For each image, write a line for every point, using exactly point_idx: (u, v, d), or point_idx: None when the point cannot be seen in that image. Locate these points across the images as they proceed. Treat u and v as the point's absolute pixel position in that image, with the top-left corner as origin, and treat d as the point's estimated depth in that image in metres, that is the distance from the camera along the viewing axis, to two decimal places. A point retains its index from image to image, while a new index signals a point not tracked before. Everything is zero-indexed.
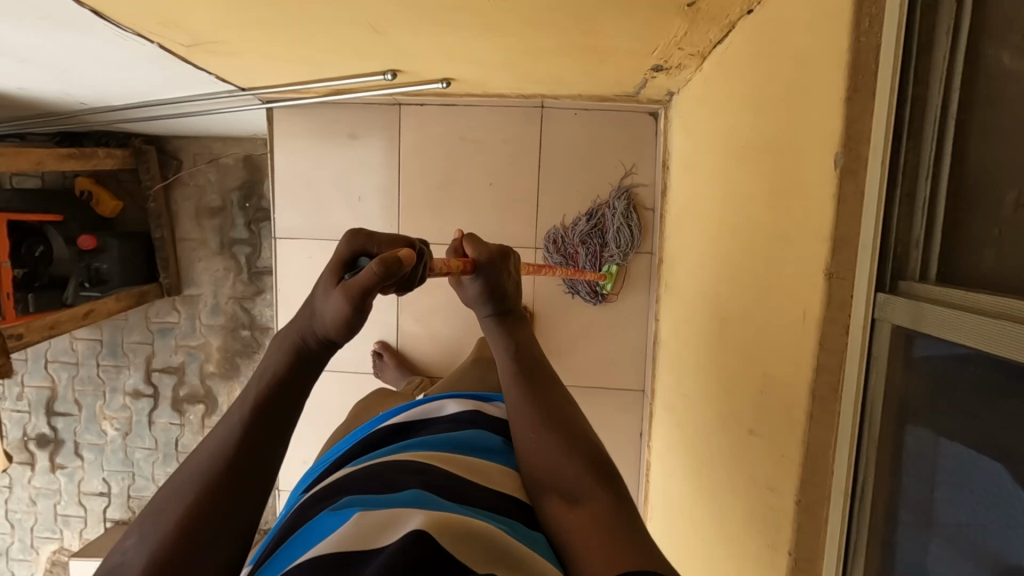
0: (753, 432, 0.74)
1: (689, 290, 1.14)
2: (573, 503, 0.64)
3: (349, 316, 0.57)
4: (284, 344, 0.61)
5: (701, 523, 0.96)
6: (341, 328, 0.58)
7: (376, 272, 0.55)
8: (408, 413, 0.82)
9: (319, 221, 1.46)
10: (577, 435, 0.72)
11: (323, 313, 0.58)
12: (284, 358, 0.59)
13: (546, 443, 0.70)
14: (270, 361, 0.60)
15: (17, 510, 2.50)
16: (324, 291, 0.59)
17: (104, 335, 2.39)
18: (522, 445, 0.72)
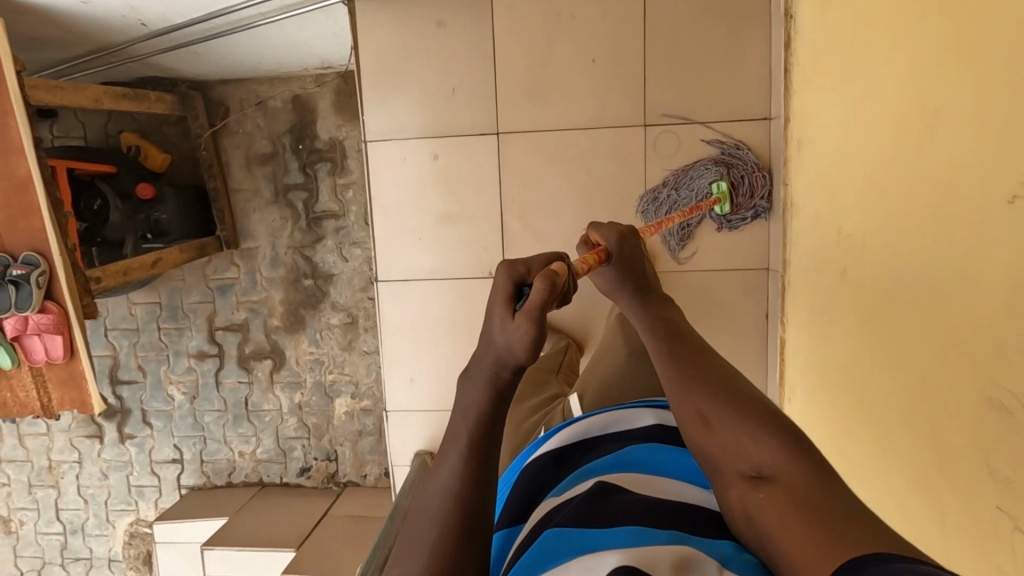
0: (1017, 198, 0.66)
1: (838, 128, 1.06)
2: (759, 483, 0.59)
3: (537, 337, 0.56)
4: (482, 386, 0.59)
5: (904, 353, 0.89)
6: (527, 353, 0.57)
7: (546, 286, 0.57)
8: (575, 432, 0.82)
9: (411, 119, 1.39)
10: (724, 382, 0.68)
11: (504, 333, 0.58)
12: (484, 393, 0.58)
13: (717, 418, 0.65)
14: (469, 399, 0.59)
15: (90, 485, 2.46)
16: (500, 321, 0.58)
17: (163, 298, 2.32)
18: (690, 434, 0.68)
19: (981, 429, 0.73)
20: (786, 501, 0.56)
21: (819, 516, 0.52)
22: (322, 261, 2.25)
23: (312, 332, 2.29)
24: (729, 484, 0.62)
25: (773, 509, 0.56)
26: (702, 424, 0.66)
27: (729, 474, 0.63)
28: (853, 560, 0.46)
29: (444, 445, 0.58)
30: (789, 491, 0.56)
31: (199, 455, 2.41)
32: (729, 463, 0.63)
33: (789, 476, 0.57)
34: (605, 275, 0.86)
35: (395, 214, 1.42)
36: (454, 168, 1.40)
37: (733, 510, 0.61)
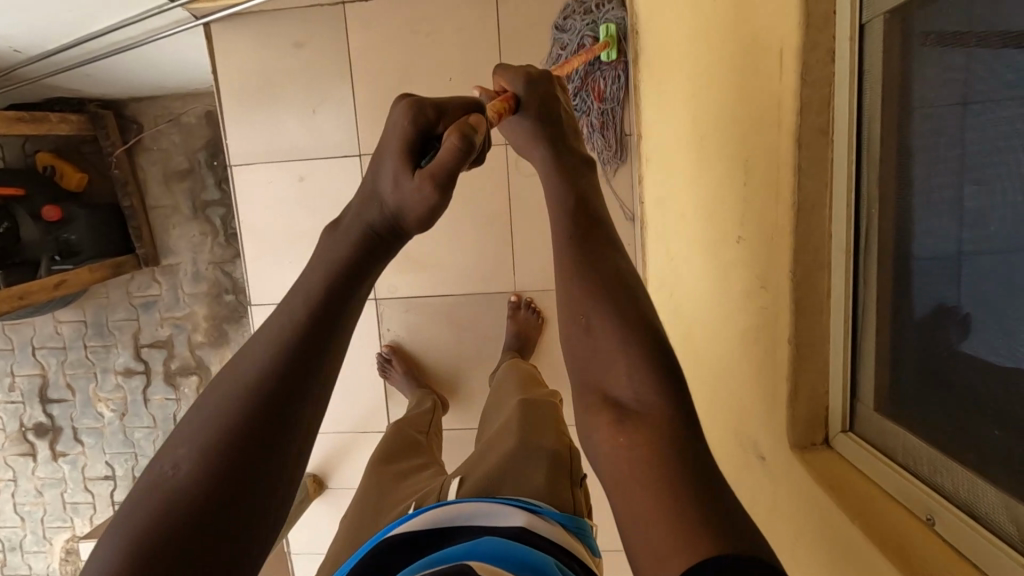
0: (742, 237, 0.64)
1: (663, 148, 1.04)
2: (620, 416, 0.49)
3: (434, 204, 0.55)
4: (356, 231, 0.57)
5: (700, 381, 0.88)
6: (417, 215, 0.57)
7: (456, 144, 0.52)
8: (436, 518, 0.70)
9: (274, 141, 1.38)
10: (621, 294, 0.54)
11: (403, 196, 0.55)
12: (349, 250, 0.55)
13: (600, 322, 0.53)
14: (337, 249, 0.56)
15: (25, 503, 2.47)
16: (398, 177, 0.56)
17: (88, 316, 2.33)
18: (564, 332, 0.56)
19: (734, 468, 0.72)
20: (646, 449, 0.46)
21: (677, 481, 0.44)
22: (242, 277, 2.24)
23: (236, 348, 2.30)
24: (587, 408, 0.52)
25: (627, 461, 0.47)
26: (577, 321, 0.54)
27: (595, 394, 0.52)
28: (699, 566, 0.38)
29: (237, 371, 0.49)
30: (648, 448, 0.46)
31: (131, 471, 2.42)
32: (593, 373, 0.53)
33: (659, 418, 0.47)
34: (520, 130, 0.71)
35: (263, 236, 1.41)
36: (320, 190, 1.39)
37: (587, 433, 0.51)
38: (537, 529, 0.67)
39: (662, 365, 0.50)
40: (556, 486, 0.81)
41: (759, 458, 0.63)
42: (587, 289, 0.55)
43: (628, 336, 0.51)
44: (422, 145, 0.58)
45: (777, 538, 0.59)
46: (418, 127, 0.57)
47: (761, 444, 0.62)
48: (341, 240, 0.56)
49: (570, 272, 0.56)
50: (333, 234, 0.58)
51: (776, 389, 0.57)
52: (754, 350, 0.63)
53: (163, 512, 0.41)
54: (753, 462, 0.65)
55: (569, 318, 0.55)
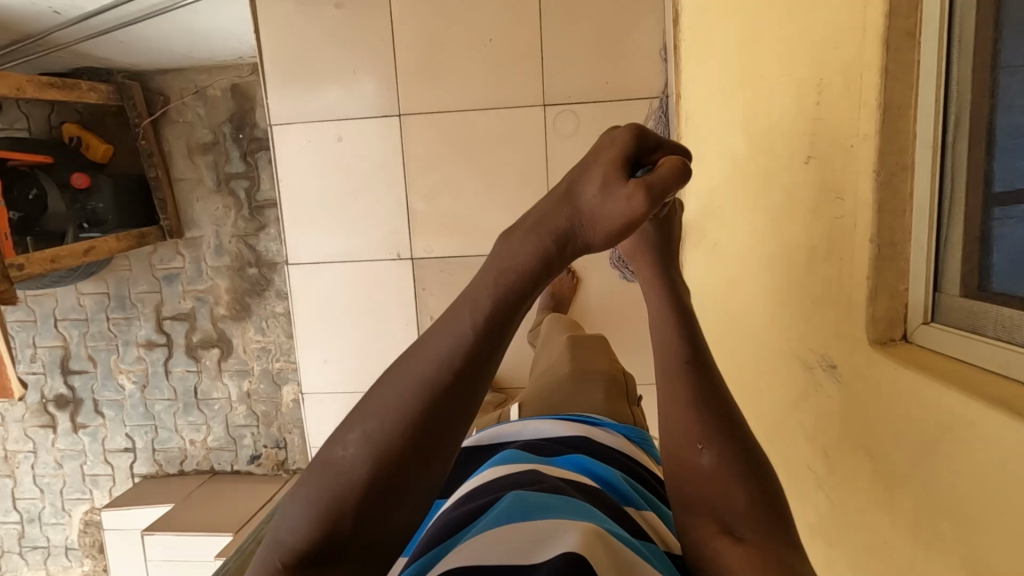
0: (811, 159, 0.67)
1: (709, 102, 1.06)
2: (734, 539, 0.52)
3: (638, 224, 0.47)
4: (536, 243, 0.48)
5: (749, 320, 0.90)
6: (610, 231, 0.48)
7: (676, 169, 0.47)
8: (491, 432, 0.73)
9: (313, 102, 1.39)
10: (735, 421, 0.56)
11: (606, 203, 0.48)
12: (526, 264, 0.47)
13: (711, 446, 0.54)
14: (511, 259, 0.47)
15: (45, 474, 2.48)
16: (601, 185, 0.48)
17: (110, 288, 2.34)
18: (673, 453, 0.57)
19: (796, 388, 0.74)
20: (762, 566, 0.49)
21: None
22: (265, 250, 2.26)
23: (258, 321, 2.31)
24: (693, 513, 0.55)
25: (744, 567, 0.50)
26: (692, 431, 0.55)
27: (704, 509, 0.54)
28: None
29: (386, 387, 0.44)
30: (762, 564, 0.49)
31: (151, 443, 2.43)
32: (700, 481, 0.55)
33: (769, 546, 0.51)
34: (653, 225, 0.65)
35: (301, 196, 1.43)
36: (359, 150, 1.40)
37: (695, 546, 0.54)
38: (601, 438, 0.68)
39: (760, 476, 0.54)
40: (614, 402, 0.81)
41: (828, 367, 0.65)
42: (700, 404, 0.56)
43: (741, 463, 0.54)
44: (636, 159, 0.50)
45: (855, 438, 0.61)
46: (640, 142, 0.50)
47: (831, 354, 0.64)
48: (518, 245, 0.48)
49: (681, 386, 0.57)
50: (508, 238, 0.49)
51: (852, 294, 0.59)
52: (825, 265, 0.65)
53: (320, 513, 0.42)
54: (820, 373, 0.67)
55: (689, 442, 0.56)
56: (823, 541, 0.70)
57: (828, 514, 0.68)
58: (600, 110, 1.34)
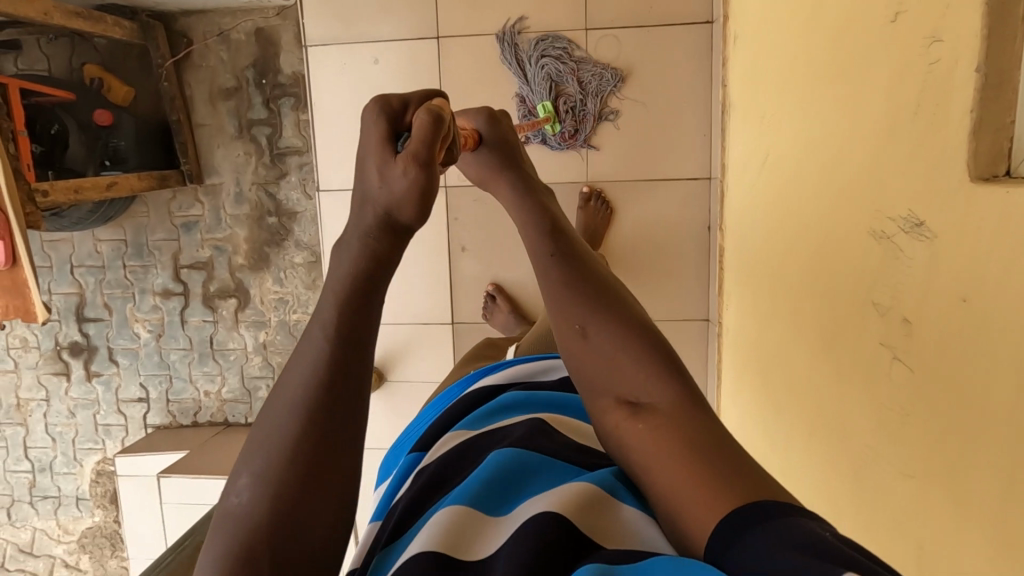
0: (900, 15, 0.65)
1: (765, 10, 1.05)
2: (635, 411, 0.56)
3: (424, 186, 0.50)
4: (358, 240, 0.52)
5: (810, 219, 0.88)
6: (411, 205, 0.51)
7: (428, 126, 0.50)
8: (509, 372, 0.74)
9: (351, 22, 1.37)
10: (607, 302, 0.60)
11: (389, 186, 0.50)
12: (358, 260, 0.51)
13: (597, 335, 0.58)
14: (343, 265, 0.52)
15: (57, 423, 2.47)
16: (382, 168, 0.51)
17: (128, 235, 2.32)
18: (564, 347, 0.61)
19: (869, 265, 0.72)
20: (667, 434, 0.53)
21: (697, 450, 0.51)
22: (286, 198, 2.24)
23: (277, 271, 2.29)
24: (600, 401, 0.59)
25: (652, 443, 0.53)
26: (579, 344, 0.59)
27: (606, 392, 0.58)
28: (739, 507, 0.45)
29: (281, 388, 0.49)
30: (667, 427, 0.53)
31: (165, 394, 2.42)
32: (601, 382, 0.59)
33: (667, 411, 0.54)
34: (478, 164, 0.72)
35: (335, 120, 1.41)
36: (395, 73, 1.38)
37: (607, 430, 0.58)
38: None
39: (640, 344, 0.58)
40: None
41: (912, 227, 0.64)
42: (580, 311, 0.59)
43: (625, 338, 0.58)
44: (394, 134, 0.53)
45: (944, 290, 0.59)
46: (403, 124, 0.52)
47: (917, 211, 0.63)
48: (343, 250, 0.52)
49: (559, 303, 0.60)
50: (337, 248, 0.53)
51: (950, 137, 0.57)
52: (913, 123, 0.63)
53: (263, 487, 0.45)
54: (903, 238, 0.65)
55: (567, 333, 0.60)
56: (898, 414, 0.68)
57: (906, 383, 0.66)
58: (643, 35, 1.32)
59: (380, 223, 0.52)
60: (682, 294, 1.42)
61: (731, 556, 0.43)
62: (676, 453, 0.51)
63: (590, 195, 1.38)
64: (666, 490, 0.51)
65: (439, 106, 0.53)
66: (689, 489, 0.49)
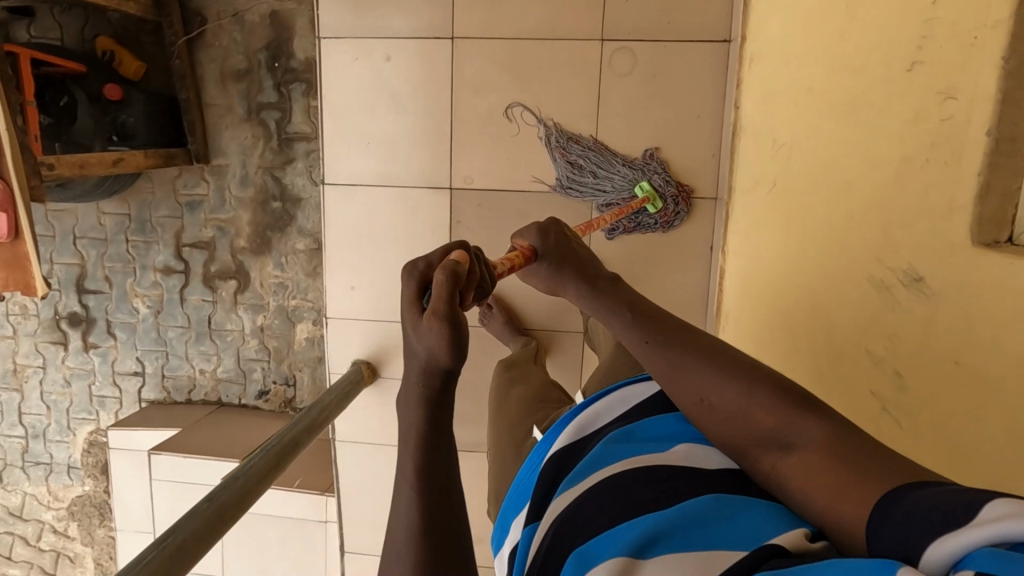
0: (917, 65, 0.64)
1: (783, 38, 1.04)
2: (785, 450, 0.54)
3: (453, 335, 0.53)
4: (413, 394, 0.56)
5: (811, 257, 0.87)
6: (445, 353, 0.53)
7: (445, 277, 0.55)
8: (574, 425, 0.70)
9: (365, 17, 1.36)
10: (724, 356, 0.61)
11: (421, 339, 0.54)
12: (420, 408, 0.56)
13: (722, 399, 0.59)
14: (410, 417, 0.57)
15: (52, 392, 2.48)
16: (411, 324, 0.55)
17: (132, 210, 2.32)
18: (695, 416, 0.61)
19: (866, 312, 0.71)
20: (821, 470, 0.51)
21: (861, 467, 0.49)
22: (291, 184, 2.23)
23: (278, 256, 2.29)
24: (749, 452, 0.57)
25: (816, 480, 0.51)
26: (706, 407, 0.60)
27: (748, 444, 0.57)
28: (889, 499, 0.45)
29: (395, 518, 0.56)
30: (824, 459, 0.51)
31: (161, 370, 2.43)
32: (745, 435, 0.57)
33: (816, 439, 0.53)
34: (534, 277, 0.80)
35: (344, 115, 1.41)
36: (407, 72, 1.38)
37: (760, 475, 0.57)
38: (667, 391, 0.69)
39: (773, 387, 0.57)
40: None
41: (912, 282, 0.63)
42: (696, 379, 0.61)
43: (749, 385, 0.58)
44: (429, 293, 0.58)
45: (938, 348, 0.59)
46: (423, 281, 0.57)
47: (918, 266, 0.62)
48: (406, 394, 0.57)
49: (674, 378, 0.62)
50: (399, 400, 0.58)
51: (955, 196, 0.57)
52: (920, 177, 0.62)
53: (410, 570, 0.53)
54: (900, 291, 0.65)
55: (694, 399, 0.61)
56: None
57: (892, 434, 0.66)
58: (659, 50, 1.31)
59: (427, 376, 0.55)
60: (681, 311, 1.42)
61: (886, 538, 0.43)
62: (846, 479, 0.49)
63: None
64: (848, 530, 0.48)
65: (457, 260, 0.57)
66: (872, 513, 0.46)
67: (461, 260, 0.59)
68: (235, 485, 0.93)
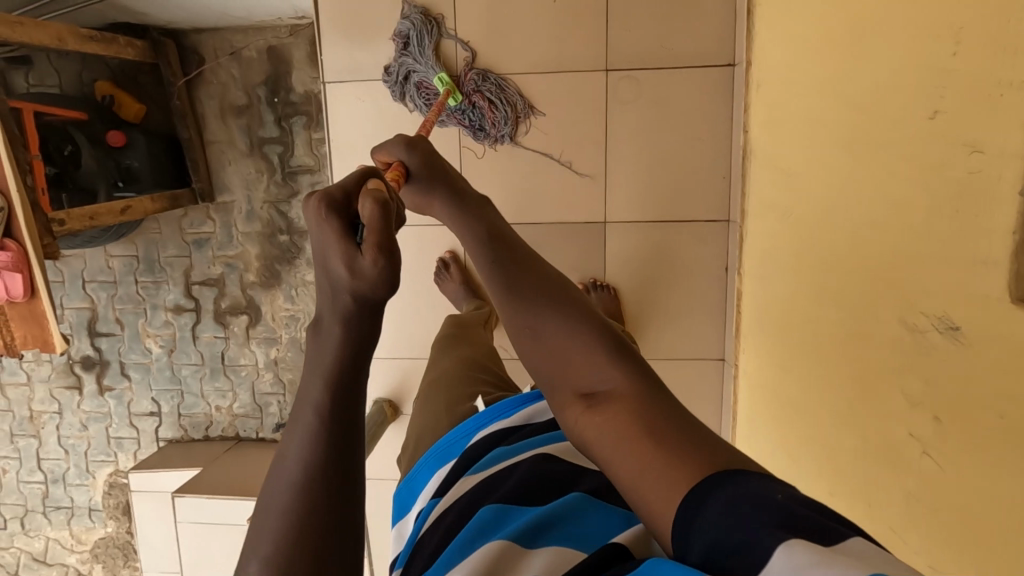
0: (938, 113, 0.65)
1: (792, 67, 1.04)
2: (592, 404, 0.57)
3: (390, 270, 0.46)
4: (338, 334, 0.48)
5: (836, 290, 0.88)
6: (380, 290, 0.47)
7: (377, 207, 0.48)
8: (526, 410, 0.74)
9: (368, 59, 1.37)
10: (553, 298, 0.62)
11: (358, 277, 0.46)
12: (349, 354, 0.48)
13: (542, 328, 0.60)
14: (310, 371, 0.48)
15: (70, 436, 2.49)
16: (345, 263, 0.46)
17: (139, 251, 2.32)
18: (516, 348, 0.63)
19: (899, 353, 0.72)
20: (623, 419, 0.54)
21: (660, 436, 0.51)
22: (297, 216, 2.23)
23: (288, 289, 2.29)
24: (561, 399, 0.59)
25: (617, 434, 0.53)
26: (525, 337, 0.61)
27: (568, 393, 0.59)
28: (707, 477, 0.46)
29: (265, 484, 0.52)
30: (624, 411, 0.54)
31: (177, 408, 2.43)
32: (563, 381, 0.59)
33: (625, 398, 0.55)
34: (411, 189, 0.77)
35: (353, 157, 1.42)
36: (412, 111, 1.38)
37: (569, 426, 0.59)
38: None
39: (610, 346, 0.58)
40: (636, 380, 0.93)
41: (946, 328, 0.64)
42: (526, 309, 0.61)
43: (570, 327, 0.59)
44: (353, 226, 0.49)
45: (979, 400, 0.59)
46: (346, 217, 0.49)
47: (953, 315, 0.63)
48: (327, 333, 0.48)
49: (505, 306, 0.62)
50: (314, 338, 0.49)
51: (989, 249, 0.58)
52: (947, 226, 0.63)
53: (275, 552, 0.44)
54: (935, 337, 0.66)
55: (516, 329, 0.62)
56: (928, 507, 0.68)
57: (934, 479, 0.67)
58: (663, 76, 1.32)
59: (356, 310, 0.47)
60: (699, 331, 1.43)
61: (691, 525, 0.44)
62: (641, 443, 0.51)
63: (592, 281, 1.42)
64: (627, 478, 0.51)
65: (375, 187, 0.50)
66: (651, 474, 0.49)
67: (378, 188, 0.52)
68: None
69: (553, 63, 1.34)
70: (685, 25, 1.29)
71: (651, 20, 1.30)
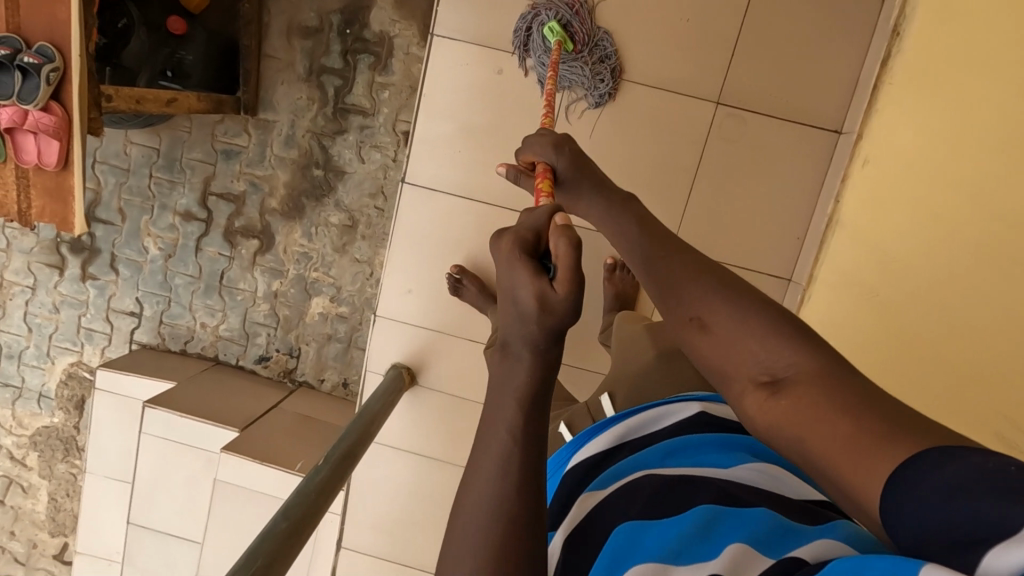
0: None
1: (913, 157, 1.06)
2: (773, 388, 0.53)
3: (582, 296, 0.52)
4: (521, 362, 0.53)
5: (920, 385, 0.90)
6: (568, 315, 0.52)
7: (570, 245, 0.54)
8: (619, 429, 0.74)
9: (484, 26, 1.33)
10: (718, 282, 0.60)
11: (547, 307, 0.52)
12: (514, 417, 0.52)
13: (709, 316, 0.58)
14: (503, 406, 0.53)
15: (37, 315, 2.35)
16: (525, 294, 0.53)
17: (162, 145, 2.20)
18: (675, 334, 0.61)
19: None
20: (811, 397, 0.50)
21: (852, 413, 0.47)
22: (338, 155, 2.15)
23: (308, 225, 2.21)
24: (734, 390, 0.57)
25: (806, 410, 0.50)
26: (690, 335, 0.59)
27: (737, 380, 0.56)
28: (929, 457, 0.41)
29: (481, 455, 0.53)
30: (809, 390, 0.50)
31: (160, 315, 2.33)
32: (733, 367, 0.56)
33: (808, 376, 0.51)
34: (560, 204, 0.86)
35: (439, 118, 1.37)
36: (514, 90, 1.35)
37: (747, 416, 0.56)
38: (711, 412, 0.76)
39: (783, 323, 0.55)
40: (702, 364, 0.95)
41: None
42: (680, 290, 0.61)
43: (737, 307, 0.57)
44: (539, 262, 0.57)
45: None
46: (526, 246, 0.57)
47: None
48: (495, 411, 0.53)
49: (662, 292, 0.62)
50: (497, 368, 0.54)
51: None
52: None
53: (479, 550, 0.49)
54: None
55: (675, 313, 0.61)
56: None
57: None
58: (771, 126, 1.32)
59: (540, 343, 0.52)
60: None
61: (906, 512, 0.41)
62: (833, 426, 0.48)
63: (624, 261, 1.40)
64: (834, 472, 0.47)
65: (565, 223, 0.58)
66: (860, 461, 0.45)
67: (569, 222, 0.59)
68: (309, 500, 0.90)
69: (668, 85, 1.32)
70: (806, 83, 1.29)
71: (775, 70, 1.30)
